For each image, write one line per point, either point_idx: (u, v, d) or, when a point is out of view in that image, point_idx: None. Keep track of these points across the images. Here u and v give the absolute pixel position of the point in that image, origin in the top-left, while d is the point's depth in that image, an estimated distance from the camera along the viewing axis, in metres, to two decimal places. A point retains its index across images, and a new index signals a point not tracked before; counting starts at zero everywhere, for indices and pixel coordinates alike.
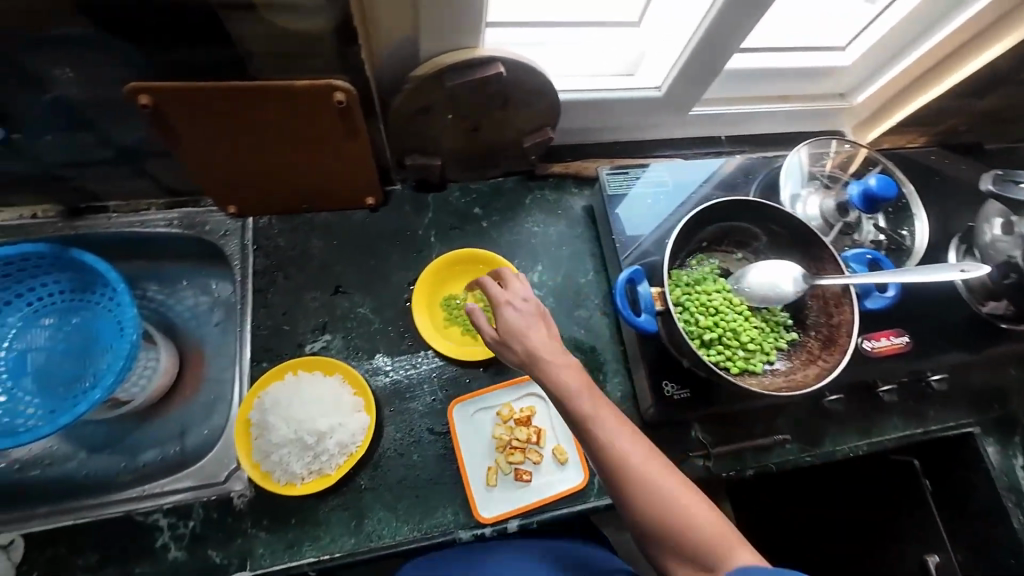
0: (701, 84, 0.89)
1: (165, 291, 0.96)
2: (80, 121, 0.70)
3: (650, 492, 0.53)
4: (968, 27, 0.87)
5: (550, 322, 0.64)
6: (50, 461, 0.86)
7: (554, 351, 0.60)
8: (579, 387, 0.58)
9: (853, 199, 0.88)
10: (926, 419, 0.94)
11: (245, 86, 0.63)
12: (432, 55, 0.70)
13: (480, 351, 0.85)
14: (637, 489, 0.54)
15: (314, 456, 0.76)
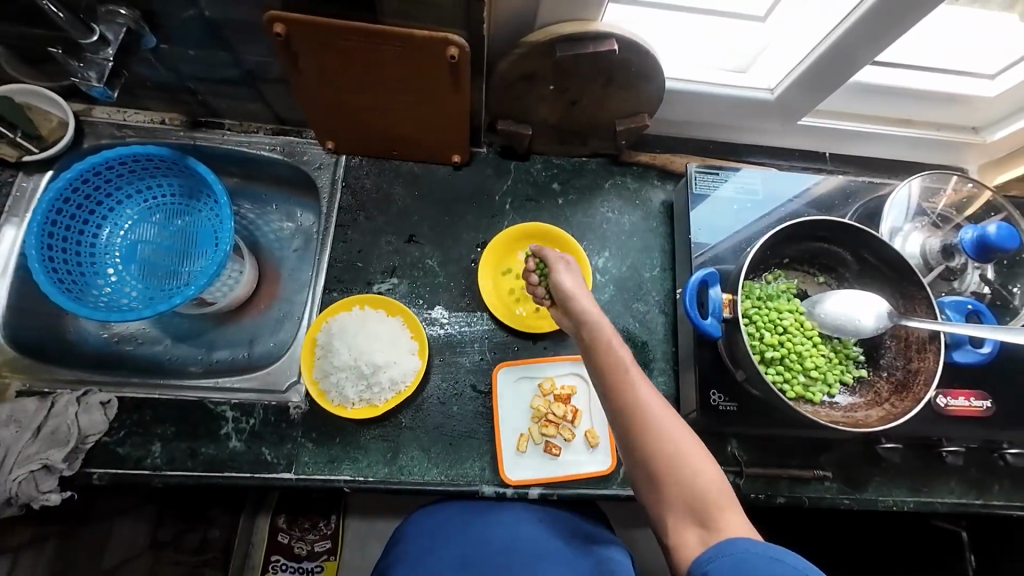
0: (819, 93, 0.83)
1: (256, 211, 1.05)
2: (220, 40, 0.76)
3: (666, 452, 0.58)
4: None
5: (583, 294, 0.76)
6: (142, 340, 0.97)
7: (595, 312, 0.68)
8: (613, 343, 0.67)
9: (963, 244, 0.81)
10: (988, 492, 0.87)
11: (370, 28, 0.66)
12: (548, 23, 0.71)
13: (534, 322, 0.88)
14: (655, 448, 0.59)
15: (367, 386, 0.81)
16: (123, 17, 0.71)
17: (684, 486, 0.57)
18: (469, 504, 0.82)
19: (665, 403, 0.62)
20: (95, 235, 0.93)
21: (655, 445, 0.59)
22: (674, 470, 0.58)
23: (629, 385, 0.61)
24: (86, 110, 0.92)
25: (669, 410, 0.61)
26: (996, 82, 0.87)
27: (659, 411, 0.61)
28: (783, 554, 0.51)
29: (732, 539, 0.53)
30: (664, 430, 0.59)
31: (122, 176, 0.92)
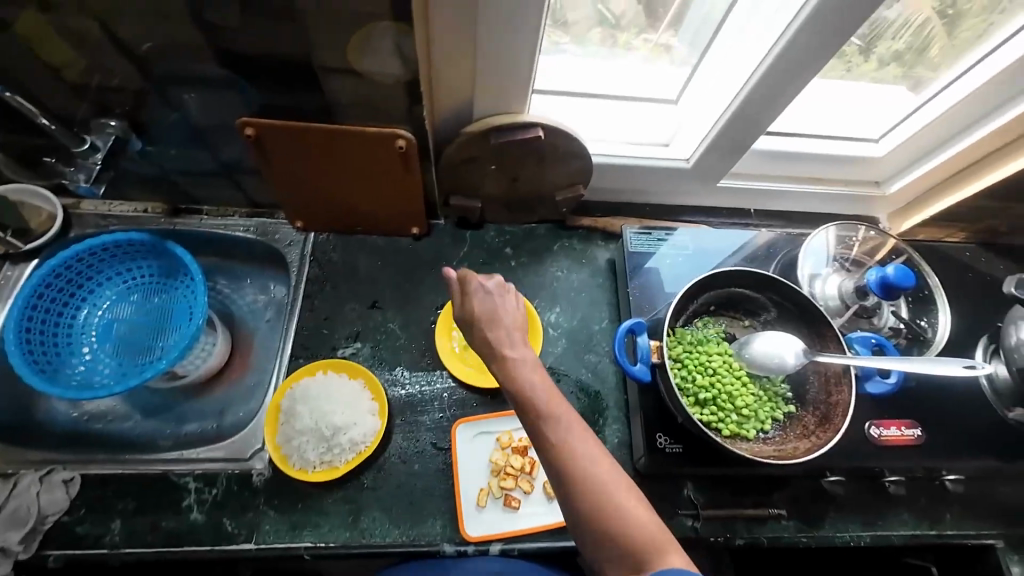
0: (727, 159, 0.96)
1: (231, 286, 1.11)
2: (199, 140, 0.86)
3: (604, 502, 0.58)
4: (994, 137, 0.91)
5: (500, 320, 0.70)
6: (111, 417, 0.99)
7: (514, 351, 0.67)
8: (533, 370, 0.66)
9: (870, 284, 0.89)
10: (941, 522, 0.89)
11: (328, 128, 0.77)
12: (483, 116, 0.83)
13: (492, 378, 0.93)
14: (593, 500, 0.58)
15: (328, 448, 0.84)
16: (113, 127, 0.85)
17: (614, 524, 0.57)
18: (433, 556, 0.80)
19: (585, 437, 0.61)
20: (73, 316, 0.98)
21: (592, 496, 0.58)
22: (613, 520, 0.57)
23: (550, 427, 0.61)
24: (74, 204, 1.00)
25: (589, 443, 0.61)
26: (882, 144, 1.02)
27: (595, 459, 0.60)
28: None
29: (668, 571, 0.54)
30: (589, 465, 0.59)
31: (103, 261, 0.99)
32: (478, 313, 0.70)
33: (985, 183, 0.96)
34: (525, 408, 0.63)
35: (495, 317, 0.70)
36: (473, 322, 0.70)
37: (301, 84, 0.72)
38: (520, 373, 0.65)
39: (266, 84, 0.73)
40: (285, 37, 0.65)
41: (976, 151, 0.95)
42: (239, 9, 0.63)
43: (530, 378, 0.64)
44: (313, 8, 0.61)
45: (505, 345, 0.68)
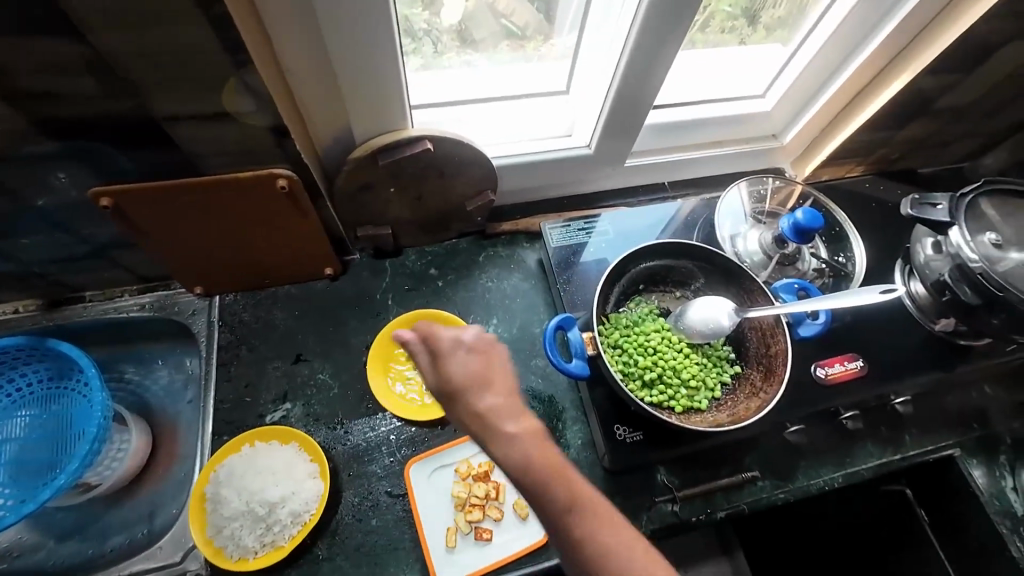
0: (627, 138, 0.96)
1: (141, 372, 1.01)
2: (56, 224, 0.78)
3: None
4: (868, 67, 0.95)
5: (495, 362, 0.63)
6: (19, 551, 0.87)
7: (484, 402, 0.60)
8: (526, 434, 0.58)
9: (785, 232, 0.92)
10: (902, 445, 0.91)
11: (196, 182, 0.71)
12: (367, 138, 0.78)
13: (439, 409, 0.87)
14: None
15: (267, 527, 0.76)
16: None
17: None
18: None
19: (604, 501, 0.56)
20: None
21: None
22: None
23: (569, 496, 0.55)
24: None
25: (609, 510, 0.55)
26: (768, 97, 1.07)
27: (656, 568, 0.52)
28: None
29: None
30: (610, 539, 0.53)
31: None
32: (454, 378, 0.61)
33: (867, 115, 1.00)
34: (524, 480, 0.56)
35: (485, 376, 0.61)
36: (456, 386, 0.61)
37: (151, 139, 0.65)
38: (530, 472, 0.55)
39: (111, 147, 0.66)
40: (113, 92, 0.59)
41: (853, 87, 0.99)
42: (48, 72, 0.56)
43: (542, 471, 0.55)
44: (132, 57, 0.55)
45: (477, 401, 0.60)
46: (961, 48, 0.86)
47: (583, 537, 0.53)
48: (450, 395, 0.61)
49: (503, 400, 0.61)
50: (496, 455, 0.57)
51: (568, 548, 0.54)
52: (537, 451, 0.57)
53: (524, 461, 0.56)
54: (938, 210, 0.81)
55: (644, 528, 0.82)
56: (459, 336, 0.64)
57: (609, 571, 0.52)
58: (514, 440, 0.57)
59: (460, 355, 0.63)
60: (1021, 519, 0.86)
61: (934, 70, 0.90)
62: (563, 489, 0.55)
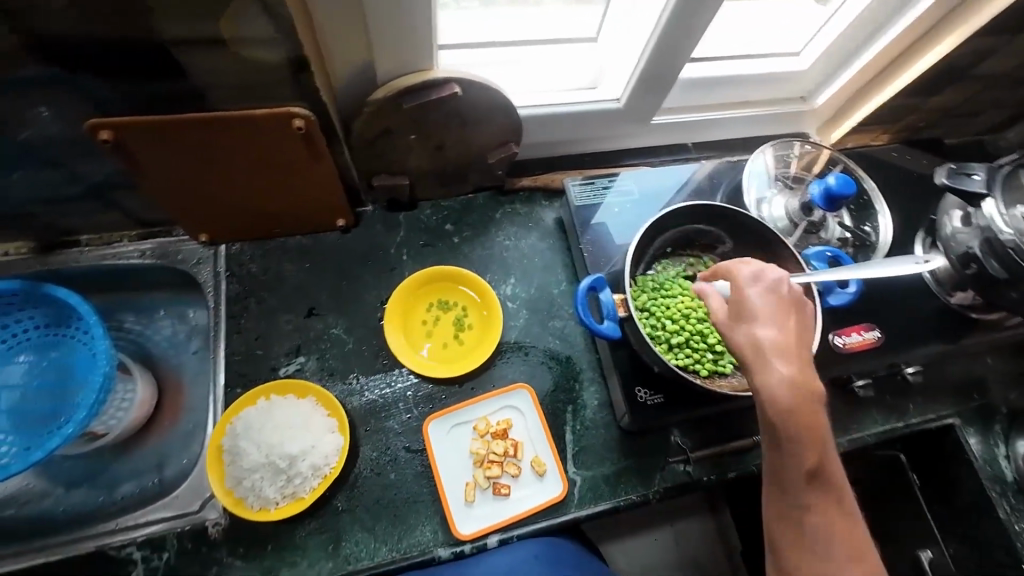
0: (660, 93, 0.91)
1: (141, 322, 0.97)
2: (48, 160, 0.72)
3: (806, 427, 0.56)
4: (913, 28, 0.90)
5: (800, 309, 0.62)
6: (27, 498, 0.86)
7: (763, 330, 0.58)
8: (769, 337, 0.58)
9: (815, 199, 0.89)
10: (904, 413, 0.94)
11: (205, 118, 0.65)
12: (388, 78, 0.72)
13: (463, 365, 0.86)
14: (795, 424, 0.55)
15: (288, 480, 0.75)
16: None
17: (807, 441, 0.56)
18: (454, 561, 0.76)
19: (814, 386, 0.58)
20: None
21: (791, 424, 0.55)
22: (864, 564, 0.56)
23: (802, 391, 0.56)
24: None
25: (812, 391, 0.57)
26: (803, 56, 1.01)
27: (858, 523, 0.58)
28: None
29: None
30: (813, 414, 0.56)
31: None
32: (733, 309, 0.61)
33: (904, 80, 0.96)
34: (785, 399, 0.56)
35: (744, 306, 0.61)
36: (736, 311, 0.60)
37: (156, 68, 0.59)
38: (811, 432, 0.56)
39: (110, 74, 0.60)
40: (113, 9, 0.52)
41: (894, 48, 0.94)
42: None
43: (818, 433, 0.57)
44: None
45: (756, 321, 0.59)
46: (1015, 10, 0.82)
47: (808, 498, 0.57)
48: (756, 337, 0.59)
49: (781, 336, 0.58)
50: (735, 351, 0.59)
51: (786, 491, 0.57)
52: (817, 409, 0.57)
53: (792, 406, 0.56)
54: (974, 181, 0.79)
55: (657, 487, 0.83)
56: (762, 273, 0.63)
57: (812, 521, 0.57)
58: (787, 383, 0.56)
59: (756, 290, 0.62)
60: (1010, 484, 0.91)
61: (983, 33, 0.86)
62: (820, 458, 0.56)
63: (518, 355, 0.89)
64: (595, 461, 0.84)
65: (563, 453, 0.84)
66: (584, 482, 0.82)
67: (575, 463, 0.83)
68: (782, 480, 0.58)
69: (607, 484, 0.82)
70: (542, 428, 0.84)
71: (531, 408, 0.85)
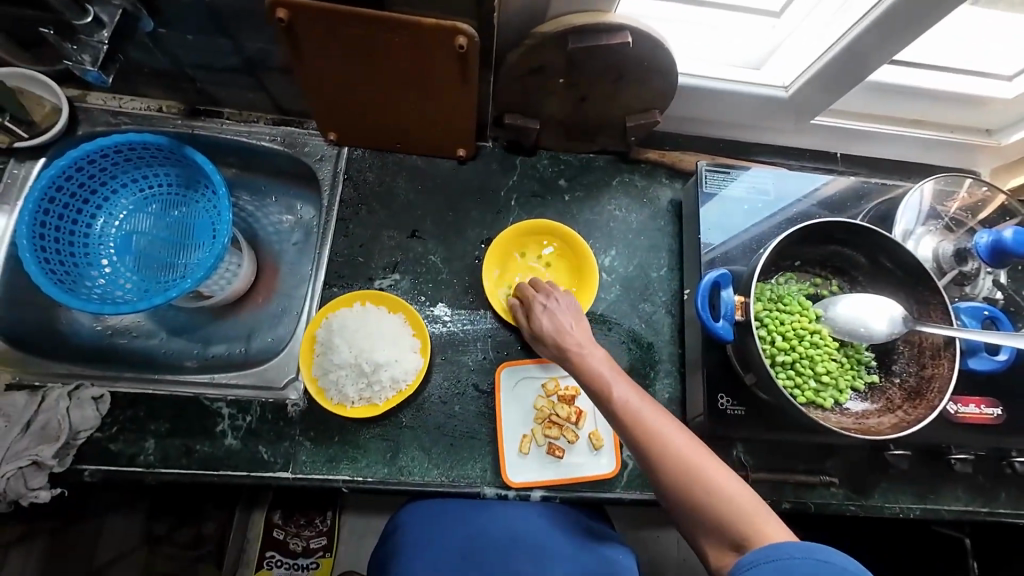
0: (835, 91, 0.82)
1: (255, 202, 1.02)
2: (221, 26, 0.74)
3: (679, 470, 0.58)
4: None
5: (579, 318, 0.74)
6: (135, 333, 0.95)
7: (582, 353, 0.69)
8: (610, 370, 0.66)
9: (979, 248, 0.80)
10: (994, 500, 0.85)
11: (377, 16, 0.64)
12: (560, 14, 0.69)
13: None
14: (670, 466, 0.58)
15: (367, 384, 0.80)
16: None
17: (694, 485, 0.57)
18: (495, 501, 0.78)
19: (679, 427, 0.61)
20: (89, 225, 0.91)
21: (681, 468, 0.58)
22: (737, 521, 0.54)
23: (642, 426, 0.61)
24: (80, 96, 0.89)
25: (682, 433, 0.60)
26: (1014, 83, 0.85)
27: (703, 462, 0.58)
28: (825, 551, 0.50)
29: (777, 544, 0.51)
30: (676, 446, 0.59)
31: (116, 166, 0.90)
32: (535, 328, 0.75)
33: None
34: (635, 431, 0.61)
35: (556, 327, 0.72)
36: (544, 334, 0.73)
37: None
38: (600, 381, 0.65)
39: None
40: None
41: None
42: None
43: (614, 385, 0.65)
44: None
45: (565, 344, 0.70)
46: None
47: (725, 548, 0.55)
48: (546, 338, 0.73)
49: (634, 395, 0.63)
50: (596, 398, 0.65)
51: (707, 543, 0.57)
52: (620, 385, 0.64)
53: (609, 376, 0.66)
54: None
55: None
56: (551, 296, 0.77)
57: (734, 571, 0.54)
58: (668, 427, 0.60)
59: (549, 309, 0.75)
60: None
61: None
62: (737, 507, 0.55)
63: (601, 328, 0.88)
64: None
65: None
66: (636, 468, 0.81)
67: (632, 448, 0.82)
68: (708, 534, 0.56)
69: None
70: None
71: None
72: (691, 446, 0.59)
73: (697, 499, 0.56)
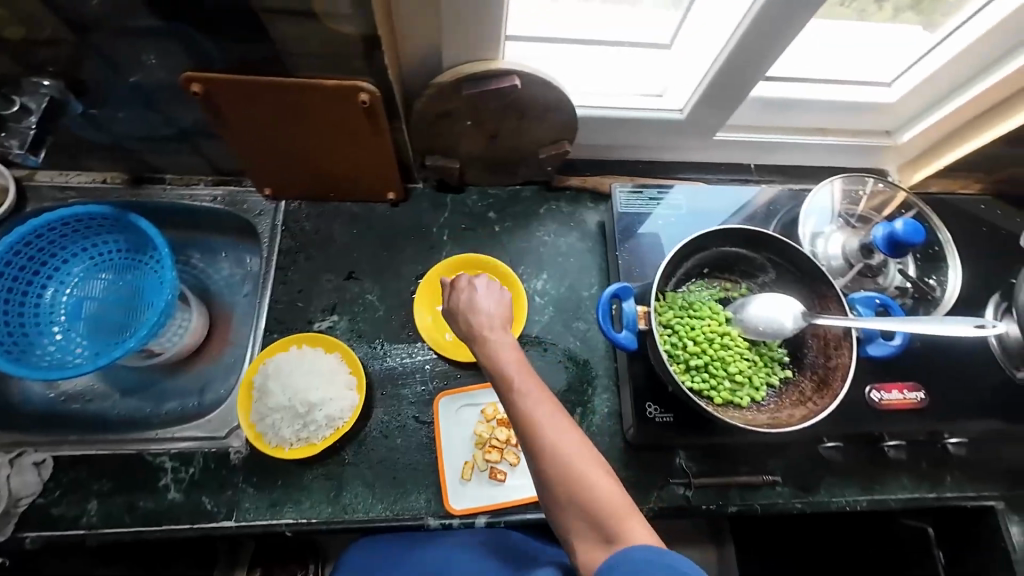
0: (726, 108, 0.88)
1: (206, 260, 1.07)
2: (148, 102, 0.80)
3: (558, 466, 0.57)
4: (1013, 79, 0.83)
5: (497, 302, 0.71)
6: (90, 397, 0.96)
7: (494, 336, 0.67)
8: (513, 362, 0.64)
9: (877, 241, 0.83)
10: (940, 484, 0.86)
11: (283, 82, 0.71)
12: (453, 65, 0.76)
13: None
14: (548, 461, 0.57)
15: (304, 425, 0.82)
16: (46, 88, 0.76)
17: (567, 480, 0.57)
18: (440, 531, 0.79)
19: (566, 420, 0.60)
20: (39, 295, 0.94)
21: (556, 463, 0.57)
22: (606, 521, 0.55)
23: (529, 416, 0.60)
24: (28, 176, 0.95)
25: (568, 426, 0.60)
26: (894, 88, 0.93)
27: (580, 458, 0.57)
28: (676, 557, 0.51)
29: (628, 548, 0.52)
30: (557, 440, 0.58)
31: (66, 237, 0.94)
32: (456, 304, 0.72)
33: (1004, 128, 0.87)
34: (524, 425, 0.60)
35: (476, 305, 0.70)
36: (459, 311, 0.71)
37: (246, 30, 0.65)
38: (503, 373, 0.63)
39: (208, 31, 0.66)
40: None
41: (996, 94, 0.86)
42: None
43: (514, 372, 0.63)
44: None
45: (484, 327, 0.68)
46: None
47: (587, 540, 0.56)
48: (467, 317, 0.70)
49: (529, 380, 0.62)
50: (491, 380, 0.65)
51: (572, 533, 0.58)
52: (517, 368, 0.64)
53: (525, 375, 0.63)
54: None
55: (651, 505, 0.82)
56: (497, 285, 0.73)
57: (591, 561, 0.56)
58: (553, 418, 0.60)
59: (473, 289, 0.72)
60: None
61: None
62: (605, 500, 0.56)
63: (536, 350, 0.91)
64: None
65: None
66: None
67: None
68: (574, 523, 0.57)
69: None
70: None
71: None
72: (570, 439, 0.58)
73: (570, 493, 0.57)
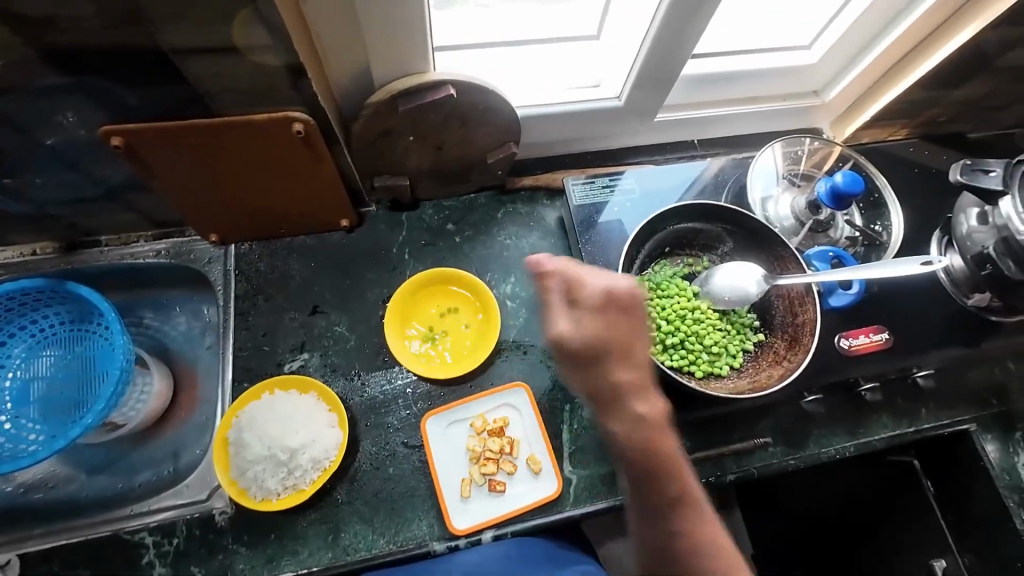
0: (661, 90, 0.90)
1: (159, 318, 1.01)
2: (68, 164, 0.76)
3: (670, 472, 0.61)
4: (918, 28, 0.88)
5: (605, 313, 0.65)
6: (52, 483, 0.90)
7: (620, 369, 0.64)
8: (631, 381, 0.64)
9: (822, 197, 0.86)
10: (917, 418, 0.90)
11: (209, 123, 0.68)
12: (386, 82, 0.75)
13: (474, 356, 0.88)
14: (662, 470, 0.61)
15: (289, 472, 0.78)
16: None
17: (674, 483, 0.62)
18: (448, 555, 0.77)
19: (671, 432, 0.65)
20: None
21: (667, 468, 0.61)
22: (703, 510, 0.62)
23: (652, 437, 0.62)
24: None
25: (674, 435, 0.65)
26: (814, 49, 0.98)
27: (680, 461, 0.63)
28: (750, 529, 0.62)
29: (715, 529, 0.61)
30: (667, 451, 0.62)
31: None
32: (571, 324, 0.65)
33: (921, 72, 0.92)
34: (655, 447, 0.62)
35: (601, 331, 0.64)
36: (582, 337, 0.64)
37: (160, 74, 0.62)
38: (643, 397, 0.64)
39: (120, 80, 0.63)
40: (119, 17, 0.55)
41: (907, 42, 0.91)
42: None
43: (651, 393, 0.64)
44: None
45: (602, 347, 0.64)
46: None
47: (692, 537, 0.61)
48: (569, 334, 0.64)
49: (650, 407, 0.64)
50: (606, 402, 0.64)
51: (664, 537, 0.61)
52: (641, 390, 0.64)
53: (649, 423, 0.63)
54: (990, 178, 0.78)
55: None
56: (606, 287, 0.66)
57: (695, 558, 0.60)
58: (653, 427, 0.63)
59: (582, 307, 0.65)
60: None
61: (1003, 23, 0.82)
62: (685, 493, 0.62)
63: (516, 354, 0.90)
64: (591, 461, 0.83)
65: (559, 451, 0.84)
66: (580, 481, 0.82)
67: (571, 462, 0.83)
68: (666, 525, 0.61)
69: (603, 483, 0.82)
70: (538, 427, 0.84)
71: (528, 406, 0.86)
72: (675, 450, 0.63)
73: (677, 491, 0.61)
